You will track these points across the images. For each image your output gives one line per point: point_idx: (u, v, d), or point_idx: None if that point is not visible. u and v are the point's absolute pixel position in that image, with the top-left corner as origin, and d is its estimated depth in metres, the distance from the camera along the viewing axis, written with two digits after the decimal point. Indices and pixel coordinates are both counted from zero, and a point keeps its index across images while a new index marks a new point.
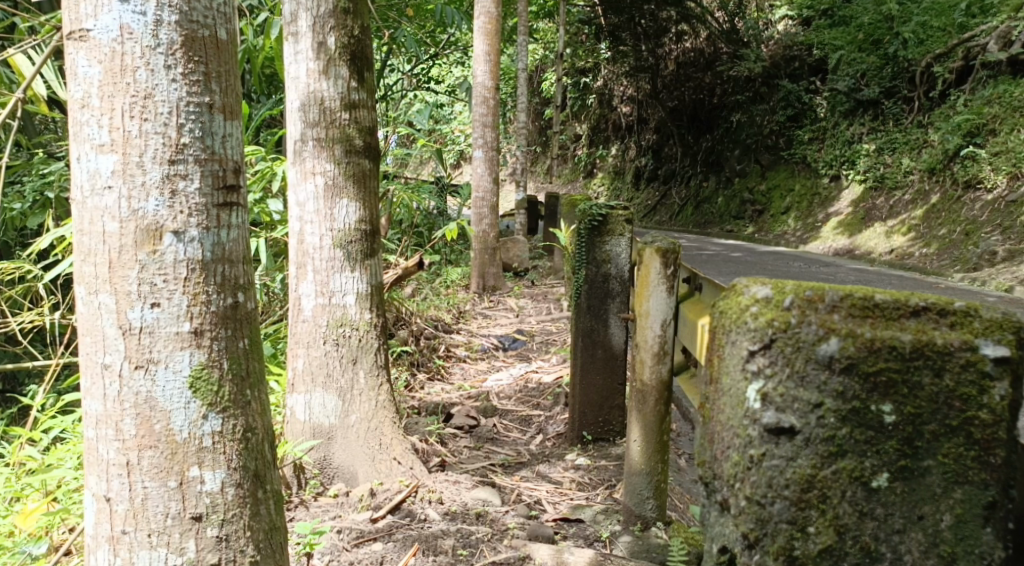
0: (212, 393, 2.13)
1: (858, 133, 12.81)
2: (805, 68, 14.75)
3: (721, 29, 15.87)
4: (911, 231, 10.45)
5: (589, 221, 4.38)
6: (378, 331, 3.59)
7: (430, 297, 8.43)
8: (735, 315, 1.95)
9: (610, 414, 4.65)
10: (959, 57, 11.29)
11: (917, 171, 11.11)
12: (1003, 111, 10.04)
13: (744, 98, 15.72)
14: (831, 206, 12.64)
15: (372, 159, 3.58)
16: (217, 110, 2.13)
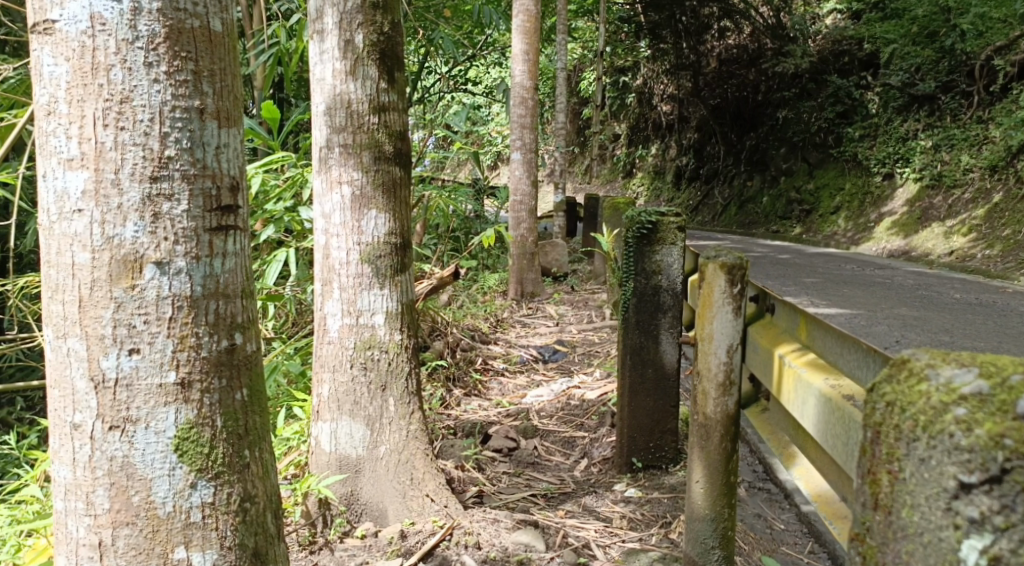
0: (201, 456, 1.96)
1: (913, 130, 12.27)
2: (855, 62, 14.11)
3: (766, 25, 15.11)
4: (972, 232, 9.93)
5: (638, 229, 4.03)
6: (410, 352, 3.29)
7: (467, 305, 8.13)
8: (924, 417, 1.26)
9: (661, 439, 4.31)
10: (1022, 49, 10.68)
11: (977, 169, 10.66)
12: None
13: (791, 94, 15.26)
14: (883, 205, 12.12)
15: (403, 167, 3.29)
16: (209, 116, 1.95)
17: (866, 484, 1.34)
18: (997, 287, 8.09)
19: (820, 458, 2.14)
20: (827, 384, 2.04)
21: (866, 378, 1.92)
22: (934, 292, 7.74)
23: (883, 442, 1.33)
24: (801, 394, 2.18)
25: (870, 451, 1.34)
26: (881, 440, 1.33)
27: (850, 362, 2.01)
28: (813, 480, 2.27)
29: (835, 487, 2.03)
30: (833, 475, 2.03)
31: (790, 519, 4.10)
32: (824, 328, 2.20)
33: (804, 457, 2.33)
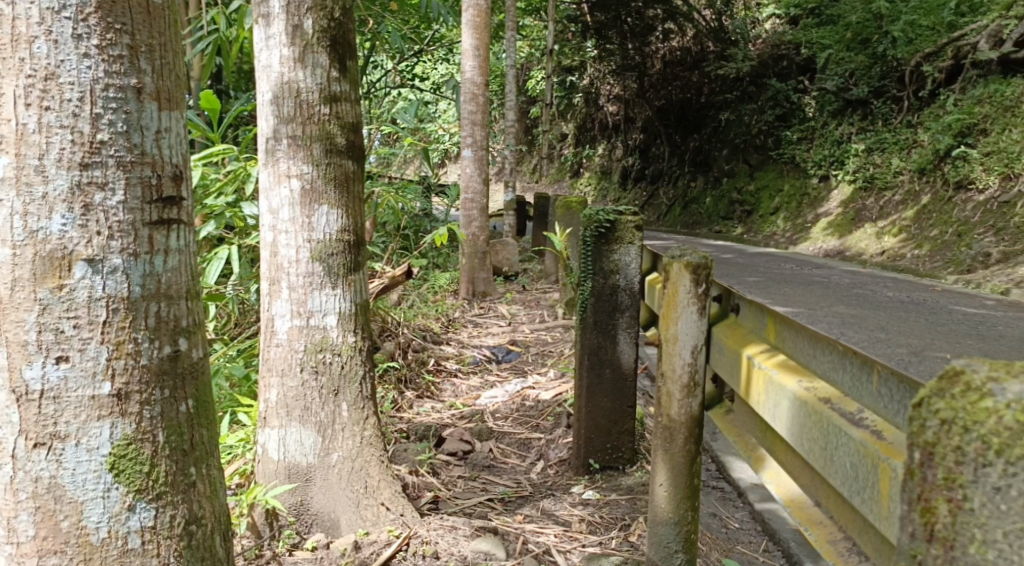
0: (140, 475, 1.86)
1: (847, 133, 12.56)
2: (792, 67, 14.37)
3: (708, 28, 15.33)
4: (902, 232, 10.19)
5: (596, 228, 3.95)
6: (363, 355, 3.15)
7: (418, 305, 7.99)
8: (996, 442, 1.10)
9: (618, 440, 4.23)
10: (949, 56, 11.07)
11: (906, 172, 10.90)
12: (994, 111, 9.89)
13: (733, 97, 15.40)
14: (820, 206, 12.31)
15: (356, 159, 3.15)
16: (148, 97, 1.85)
17: (917, 513, 1.19)
18: (929, 286, 8.28)
19: (789, 461, 2.03)
20: (800, 386, 1.92)
21: (842, 379, 1.77)
22: (870, 291, 7.91)
23: (937, 464, 1.17)
24: (774, 397, 2.05)
25: (920, 475, 1.19)
26: (933, 463, 1.17)
27: (820, 362, 1.90)
28: (784, 483, 2.13)
29: (811, 492, 1.89)
30: (810, 479, 1.89)
31: (745, 518, 4.05)
32: (794, 327, 2.10)
33: (774, 461, 2.19)
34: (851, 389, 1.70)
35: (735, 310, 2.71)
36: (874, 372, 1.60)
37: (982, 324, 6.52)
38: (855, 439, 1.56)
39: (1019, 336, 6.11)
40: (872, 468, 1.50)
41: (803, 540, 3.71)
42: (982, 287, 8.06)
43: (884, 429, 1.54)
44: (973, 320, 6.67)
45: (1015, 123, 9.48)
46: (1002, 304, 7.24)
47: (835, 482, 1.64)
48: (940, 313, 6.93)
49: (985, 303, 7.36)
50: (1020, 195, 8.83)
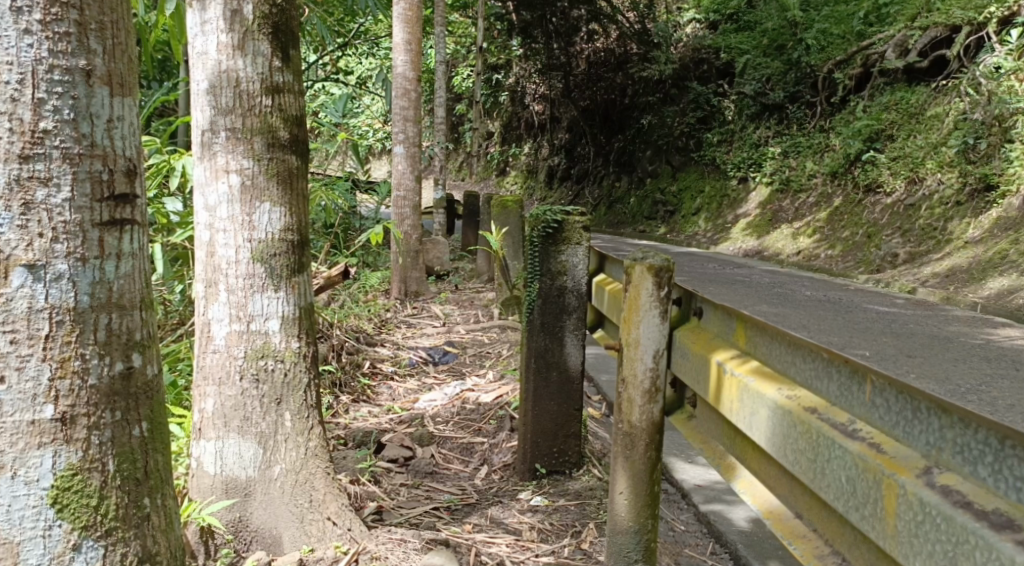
0: (87, 510, 1.88)
1: (764, 136, 12.86)
2: (712, 70, 14.88)
3: (632, 30, 15.27)
4: (816, 232, 10.43)
5: (543, 228, 3.84)
6: (308, 362, 2.99)
7: (349, 305, 7.78)
8: None
9: (565, 444, 4.15)
10: (858, 65, 11.43)
11: (819, 175, 11.20)
12: (900, 118, 10.27)
13: (655, 99, 15.55)
14: (739, 207, 12.55)
15: (300, 154, 2.98)
16: (98, 80, 1.86)
17: None
18: (843, 285, 8.54)
19: (764, 469, 1.99)
20: (780, 394, 1.88)
21: (826, 389, 1.75)
22: (789, 291, 8.09)
23: None
24: (750, 406, 2.01)
25: None
26: None
27: (799, 369, 1.86)
28: (758, 493, 2.09)
29: (793, 503, 1.86)
30: (793, 490, 1.85)
31: (691, 520, 3.96)
32: (766, 333, 2.06)
33: (747, 470, 2.15)
34: (838, 399, 1.68)
35: (696, 313, 2.66)
36: (867, 383, 1.58)
37: (894, 322, 6.73)
38: (852, 452, 1.54)
39: (928, 333, 6.32)
40: (874, 483, 1.48)
41: (750, 541, 3.66)
42: (891, 287, 8.34)
43: (880, 441, 1.52)
44: (885, 318, 6.87)
45: (919, 130, 9.83)
46: (912, 303, 7.50)
47: (827, 495, 1.61)
48: (855, 311, 7.13)
49: (897, 301, 7.61)
50: (925, 198, 9.14)
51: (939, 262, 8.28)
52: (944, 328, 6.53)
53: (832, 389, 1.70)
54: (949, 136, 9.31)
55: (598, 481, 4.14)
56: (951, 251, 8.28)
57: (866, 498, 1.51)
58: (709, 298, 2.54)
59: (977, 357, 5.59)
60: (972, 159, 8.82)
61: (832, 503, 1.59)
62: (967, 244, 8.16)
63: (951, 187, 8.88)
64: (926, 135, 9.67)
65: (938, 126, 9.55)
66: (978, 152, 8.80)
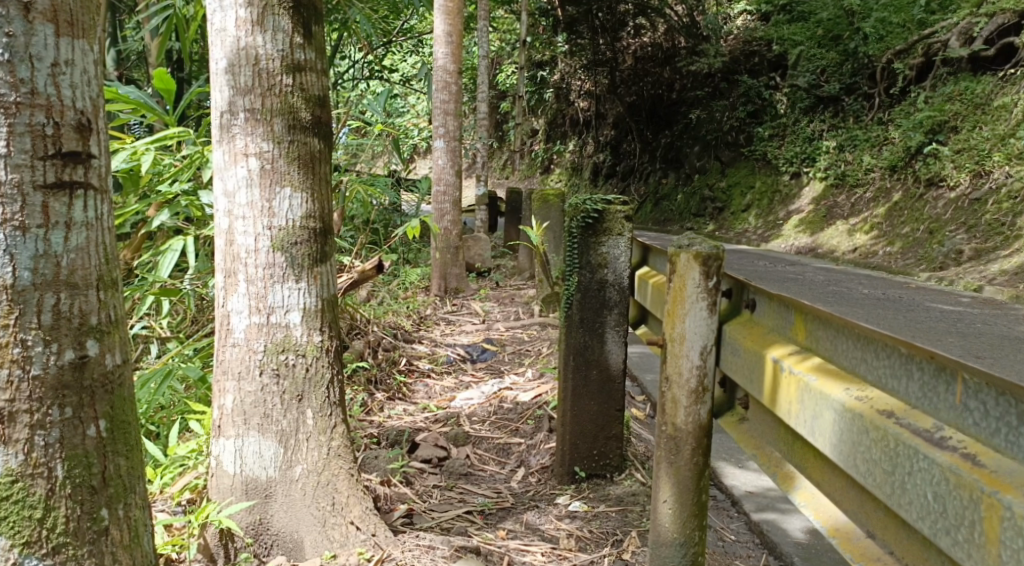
0: (30, 522, 1.89)
1: (818, 130, 12.44)
2: (764, 63, 14.44)
3: (680, 23, 15.12)
4: (874, 229, 10.06)
5: (582, 218, 3.66)
6: (331, 355, 2.81)
7: (388, 302, 7.64)
8: None
9: (605, 446, 3.94)
10: (920, 54, 11.00)
11: (878, 169, 10.79)
12: (964, 109, 9.82)
13: (704, 94, 15.19)
14: (791, 203, 12.19)
15: (323, 136, 2.82)
16: (40, 16, 1.84)
17: None
18: (902, 283, 8.19)
19: (828, 479, 1.80)
20: (847, 395, 1.68)
21: (903, 390, 1.55)
22: (843, 289, 7.76)
23: None
24: (810, 408, 1.80)
25: None
26: None
27: (866, 365, 1.67)
28: (821, 507, 1.89)
29: (865, 521, 1.67)
30: (866, 504, 1.66)
31: (741, 529, 3.72)
32: (829, 325, 1.84)
33: (807, 481, 1.94)
34: (919, 401, 1.49)
35: (747, 304, 2.44)
36: (957, 384, 1.41)
37: (959, 321, 6.38)
38: (941, 465, 1.38)
39: (996, 334, 5.97)
40: (970, 502, 1.33)
41: (807, 554, 3.41)
42: (955, 284, 7.99)
43: (976, 452, 1.36)
44: (950, 318, 6.52)
45: (986, 121, 9.42)
46: (977, 302, 7.15)
47: (908, 515, 1.44)
48: (916, 310, 6.79)
49: (960, 300, 7.25)
50: (992, 192, 8.73)
51: (1007, 258, 7.89)
52: (1012, 328, 6.17)
53: (911, 390, 1.52)
54: (1017, 126, 8.91)
55: (641, 485, 3.91)
56: (1020, 247, 7.88)
57: (958, 518, 1.35)
58: (762, 288, 2.31)
59: None
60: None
61: (914, 522, 1.43)
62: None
63: (1020, 180, 8.48)
64: (993, 126, 9.27)
65: (1006, 117, 9.15)
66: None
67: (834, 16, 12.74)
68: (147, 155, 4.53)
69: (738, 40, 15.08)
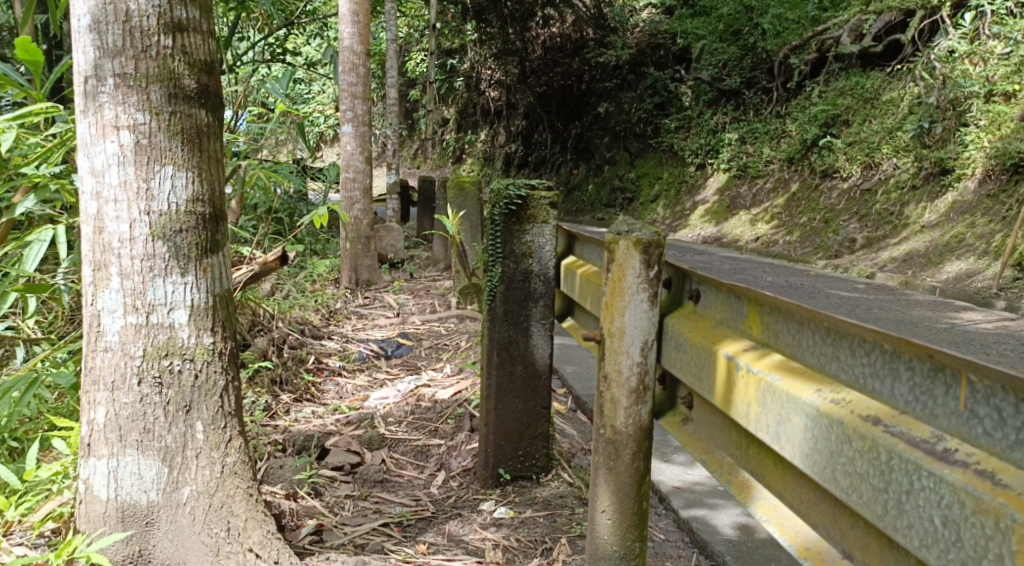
0: None
1: (721, 123, 12.46)
2: (669, 56, 14.34)
3: (587, 14, 14.62)
4: (774, 219, 10.10)
5: (506, 204, 3.44)
6: (225, 359, 2.46)
7: (294, 295, 7.25)
8: None
9: (531, 446, 3.69)
10: (814, 50, 11.15)
11: (776, 160, 10.86)
12: (855, 103, 9.96)
13: (612, 85, 15.12)
14: (697, 194, 12.19)
15: (211, 108, 2.49)
16: None
17: None
18: (804, 270, 8.24)
19: (792, 490, 1.60)
20: (819, 396, 1.49)
21: (893, 395, 1.38)
22: (750, 277, 7.73)
23: None
24: (771, 411, 1.58)
25: None
26: None
27: (836, 362, 1.49)
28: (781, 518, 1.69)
29: (843, 542, 1.49)
30: (845, 523, 1.48)
31: (670, 528, 3.51)
32: (787, 317, 1.63)
33: (763, 490, 1.74)
34: (909, 406, 1.35)
35: (688, 294, 2.21)
36: (960, 387, 1.27)
37: (858, 306, 6.40)
38: (953, 484, 1.25)
39: (894, 318, 5.99)
40: (994, 532, 1.20)
41: (739, 552, 3.22)
42: (849, 271, 8.06)
43: (990, 468, 1.23)
44: (850, 303, 6.53)
45: (875, 114, 9.55)
46: (872, 288, 7.19)
47: (907, 542, 1.31)
48: (818, 296, 6.79)
49: (857, 286, 7.30)
50: (882, 182, 8.87)
51: (896, 246, 8.03)
52: (908, 312, 6.21)
53: (897, 392, 1.37)
54: (904, 120, 9.05)
55: (568, 487, 3.67)
56: (908, 235, 8.02)
57: (975, 546, 1.23)
58: (707, 276, 2.08)
59: (951, 341, 5.29)
60: (927, 143, 8.55)
61: (916, 549, 1.29)
62: (924, 228, 7.90)
63: (907, 171, 8.62)
64: (882, 119, 9.40)
65: (894, 111, 9.29)
66: (933, 137, 8.52)
67: (733, 12, 13.33)
68: (10, 133, 4.15)
69: (644, 32, 14.92)
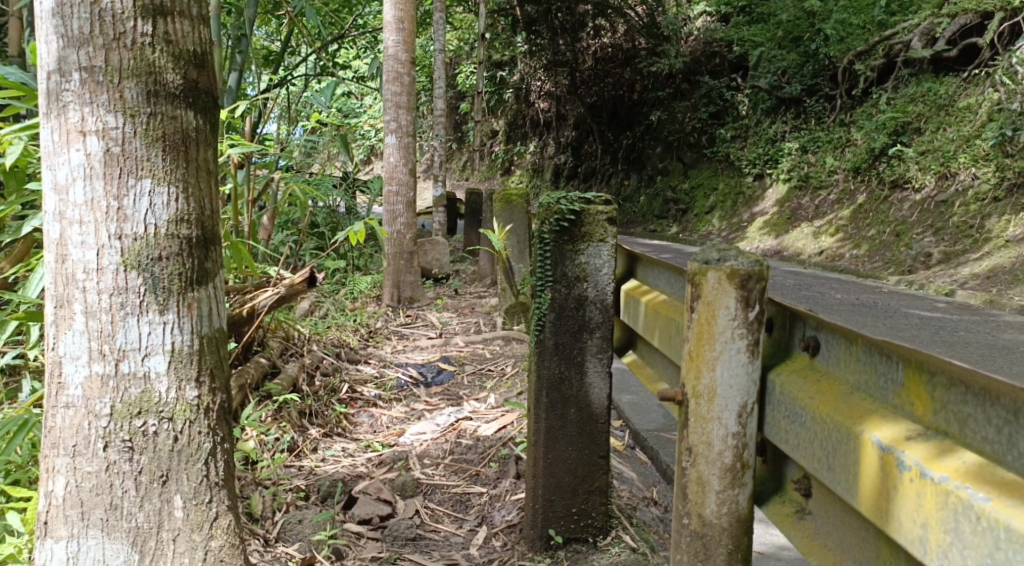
0: None
1: (781, 131, 11.84)
2: (725, 64, 13.80)
3: (640, 23, 14.15)
4: (838, 232, 9.43)
5: (556, 221, 2.95)
6: (215, 418, 2.08)
7: (332, 314, 6.86)
8: None
9: (586, 503, 3.17)
10: (881, 55, 10.44)
11: (841, 170, 10.18)
12: (928, 110, 9.25)
13: (665, 94, 14.52)
14: (755, 205, 11.53)
15: (201, 109, 2.04)
16: None
17: None
18: (872, 287, 7.57)
19: None
20: None
21: None
22: (816, 295, 7.02)
23: None
24: (982, 546, 1.14)
25: None
26: None
27: None
28: None
29: None
30: None
31: None
32: (987, 406, 1.17)
33: None
34: None
35: (800, 341, 1.69)
36: None
37: (941, 328, 5.73)
38: None
39: (984, 342, 5.33)
40: None
41: None
42: (925, 288, 7.37)
43: None
44: (930, 324, 5.88)
45: (950, 122, 8.84)
46: (953, 307, 6.53)
47: None
48: (895, 317, 6.12)
49: (935, 305, 6.63)
50: (958, 194, 8.19)
51: (978, 261, 7.32)
52: (999, 336, 5.54)
53: None
54: (983, 128, 8.34)
55: (630, 553, 3.16)
56: (990, 250, 7.32)
57: None
58: (829, 320, 1.56)
59: None
60: (1010, 152, 7.89)
61: None
62: (1008, 242, 7.19)
63: (987, 182, 7.93)
64: (958, 127, 8.68)
65: (971, 118, 8.56)
66: (1017, 145, 7.86)
67: (793, 18, 12.17)
68: (19, 144, 3.71)
69: (698, 40, 14.25)
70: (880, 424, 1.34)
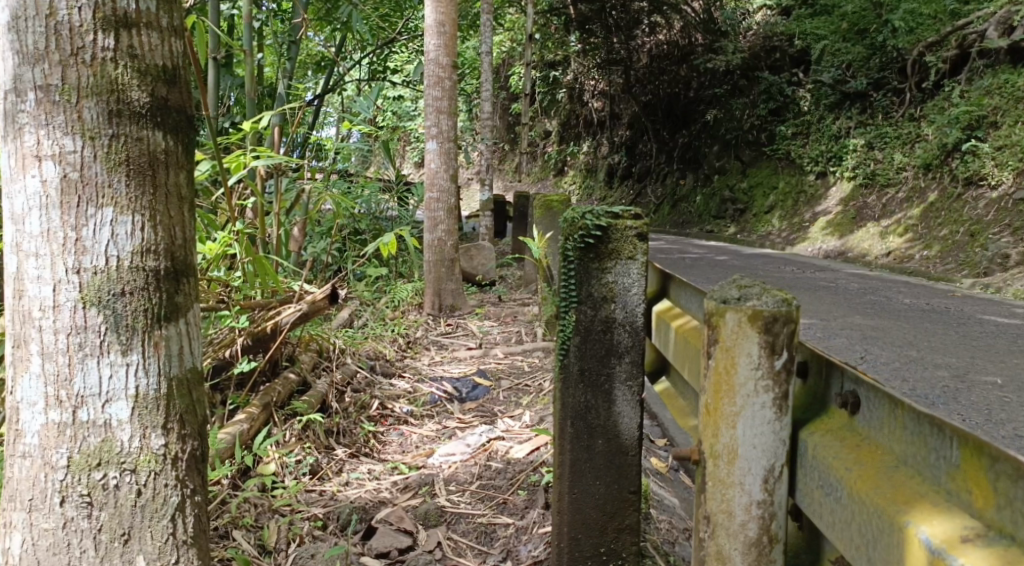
0: None
1: (845, 127, 11.27)
2: (785, 59, 13.04)
3: (696, 19, 13.82)
4: (907, 232, 8.96)
5: (581, 237, 2.69)
6: (185, 470, 2.09)
7: (371, 325, 6.71)
8: None
9: (616, 540, 2.91)
10: (954, 46, 9.85)
11: (910, 167, 9.68)
12: (1005, 102, 8.70)
13: (722, 91, 14.01)
14: (817, 205, 11.08)
15: (171, 128, 2.02)
16: None
17: None
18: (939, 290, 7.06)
19: None
20: None
21: None
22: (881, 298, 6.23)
23: None
24: None
25: None
26: None
27: None
28: None
29: None
30: None
31: None
32: None
33: None
34: None
35: (836, 396, 1.46)
36: None
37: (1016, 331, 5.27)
38: None
39: None
40: None
41: None
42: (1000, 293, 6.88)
43: None
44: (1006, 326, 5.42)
45: None
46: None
47: None
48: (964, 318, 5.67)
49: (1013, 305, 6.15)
50: None
51: None
52: None
53: None
54: None
55: None
56: None
57: None
58: (865, 374, 1.38)
59: None
60: None
61: None
62: None
63: None
64: None
65: None
66: None
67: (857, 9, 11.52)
68: None
69: (758, 35, 13.76)
70: (930, 516, 1.21)
